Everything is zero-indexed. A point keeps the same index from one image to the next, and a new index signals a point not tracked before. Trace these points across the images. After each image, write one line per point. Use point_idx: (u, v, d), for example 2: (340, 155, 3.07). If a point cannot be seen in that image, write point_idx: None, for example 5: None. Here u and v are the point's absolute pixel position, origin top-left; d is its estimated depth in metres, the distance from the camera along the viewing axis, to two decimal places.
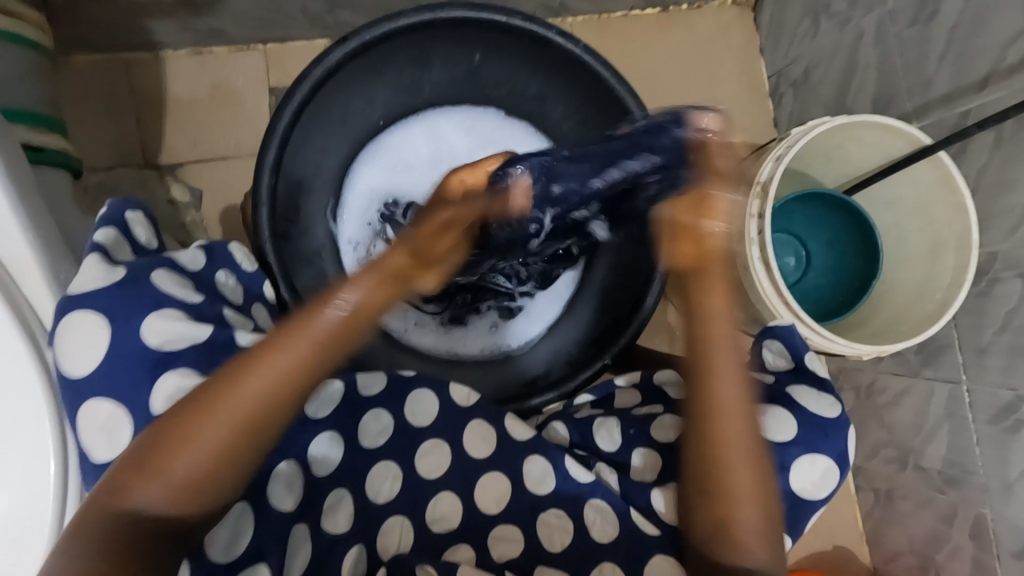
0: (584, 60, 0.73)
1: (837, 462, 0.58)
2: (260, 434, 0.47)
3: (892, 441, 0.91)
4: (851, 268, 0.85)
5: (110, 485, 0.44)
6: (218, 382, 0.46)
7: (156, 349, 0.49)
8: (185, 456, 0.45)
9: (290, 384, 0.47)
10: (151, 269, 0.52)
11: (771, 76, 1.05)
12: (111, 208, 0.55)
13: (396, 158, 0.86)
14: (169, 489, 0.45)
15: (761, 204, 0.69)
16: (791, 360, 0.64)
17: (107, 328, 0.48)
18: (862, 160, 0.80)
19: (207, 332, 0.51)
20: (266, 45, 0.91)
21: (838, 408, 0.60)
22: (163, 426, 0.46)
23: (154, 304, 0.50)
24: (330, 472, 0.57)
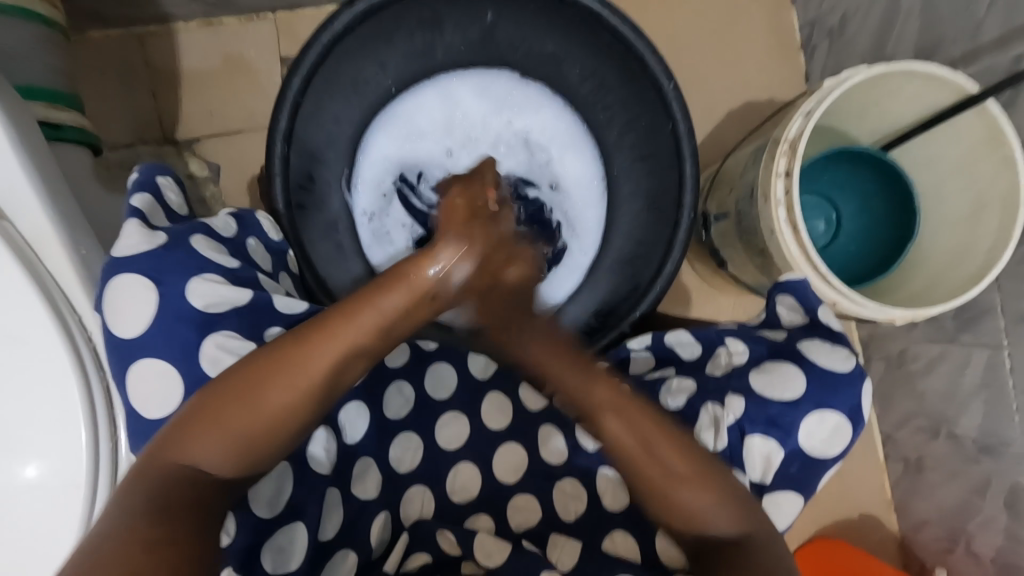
0: (601, 14, 0.69)
1: (848, 417, 0.57)
2: (320, 401, 0.47)
3: (926, 410, 0.88)
4: (885, 230, 0.80)
5: (168, 443, 0.44)
6: (280, 351, 0.46)
7: (201, 311, 0.50)
8: (238, 419, 0.45)
9: (352, 358, 0.48)
10: (191, 232, 0.54)
11: (804, 27, 0.99)
12: (143, 174, 0.56)
13: (410, 126, 0.85)
14: (226, 450, 0.45)
15: (789, 162, 0.65)
16: (806, 315, 0.62)
17: (154, 291, 0.50)
18: (900, 114, 0.75)
19: (248, 296, 0.52)
20: (275, 13, 0.90)
21: (853, 361, 0.58)
22: (219, 387, 0.45)
23: (196, 268, 0.51)
24: (359, 438, 0.57)
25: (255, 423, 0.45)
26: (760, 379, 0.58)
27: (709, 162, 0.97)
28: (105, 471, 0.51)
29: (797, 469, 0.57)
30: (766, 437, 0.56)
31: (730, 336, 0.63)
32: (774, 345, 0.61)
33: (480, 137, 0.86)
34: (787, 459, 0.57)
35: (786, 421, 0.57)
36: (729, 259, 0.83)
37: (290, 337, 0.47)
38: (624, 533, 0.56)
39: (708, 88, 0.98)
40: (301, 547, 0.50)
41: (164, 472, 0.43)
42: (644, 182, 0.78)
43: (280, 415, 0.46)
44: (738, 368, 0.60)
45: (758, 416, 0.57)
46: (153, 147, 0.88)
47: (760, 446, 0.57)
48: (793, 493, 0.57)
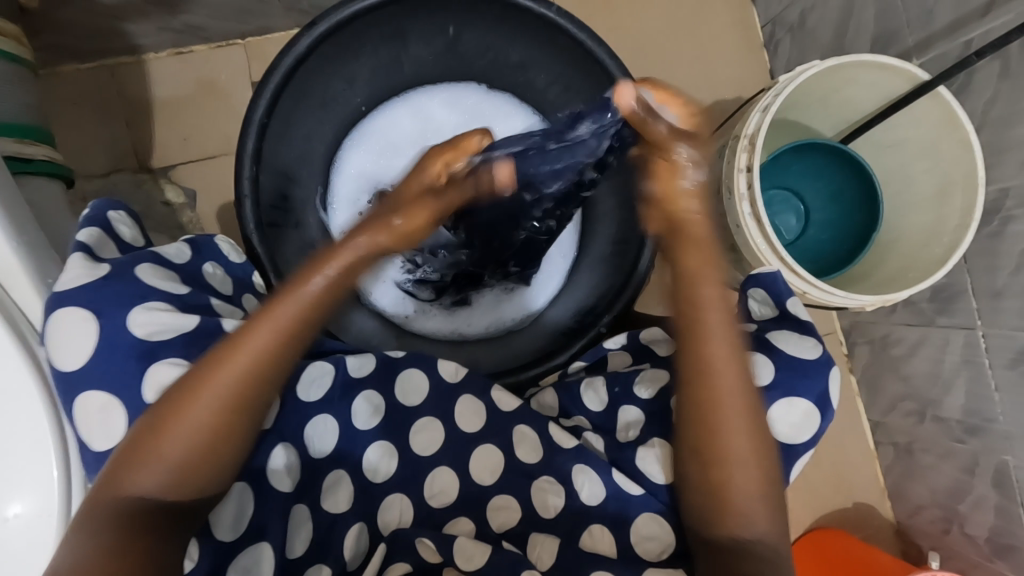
0: (559, 23, 0.71)
1: (816, 403, 0.57)
2: (251, 405, 0.49)
3: (910, 393, 0.89)
4: (852, 217, 0.81)
5: (109, 476, 0.46)
6: (198, 371, 0.48)
7: (142, 341, 0.51)
8: (172, 441, 0.47)
9: (268, 363, 0.49)
10: (137, 263, 0.54)
11: (765, 25, 1.01)
12: (95, 208, 0.56)
13: (382, 141, 0.85)
14: (165, 473, 0.47)
15: (749, 157, 0.66)
16: (776, 307, 0.62)
17: (95, 322, 0.50)
18: (861, 103, 0.76)
19: (194, 321, 0.53)
20: (245, 39, 0.91)
21: (819, 348, 0.58)
22: (151, 418, 0.47)
23: (139, 297, 0.51)
24: (326, 453, 0.59)
25: (187, 442, 0.47)
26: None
27: None
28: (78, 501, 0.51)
29: None
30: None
31: None
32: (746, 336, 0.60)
33: None
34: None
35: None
36: None
37: (207, 355, 0.49)
38: (600, 527, 0.60)
39: (675, 89, 0.99)
40: (268, 565, 0.52)
41: (107, 505, 0.46)
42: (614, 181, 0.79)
43: (207, 430, 0.48)
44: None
45: None
46: (130, 176, 0.88)
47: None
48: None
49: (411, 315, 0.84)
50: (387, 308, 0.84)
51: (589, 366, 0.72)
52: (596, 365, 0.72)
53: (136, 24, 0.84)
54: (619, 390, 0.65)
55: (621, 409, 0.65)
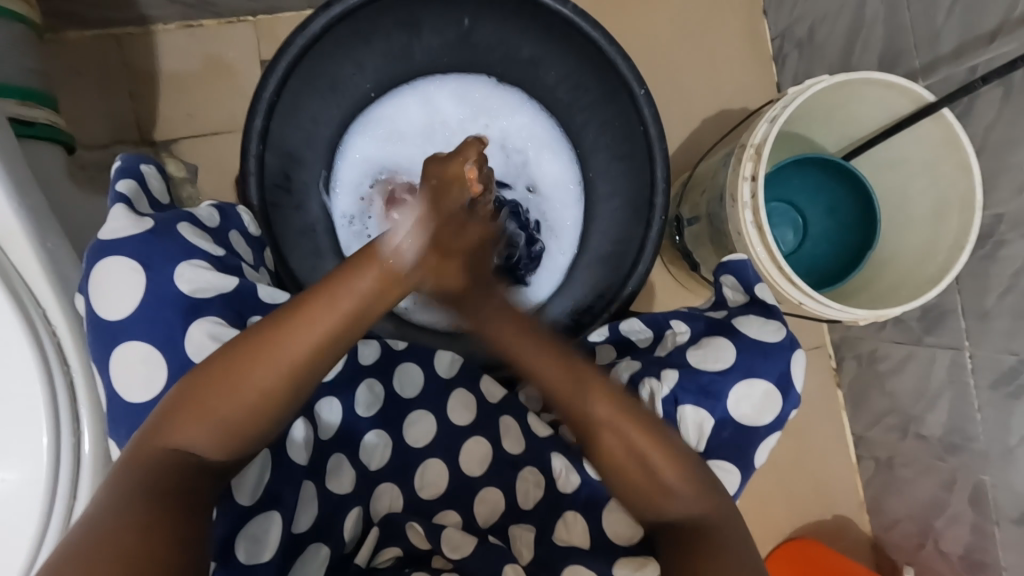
0: (574, 21, 0.71)
1: (777, 384, 0.58)
2: (302, 380, 0.46)
3: (895, 410, 0.91)
4: (847, 233, 0.83)
5: (162, 417, 0.44)
6: (258, 334, 0.46)
7: (188, 296, 0.50)
8: (223, 399, 0.45)
9: (331, 345, 0.47)
10: (177, 220, 0.54)
11: (774, 38, 1.02)
12: (126, 162, 0.56)
13: (389, 129, 0.86)
14: (218, 426, 0.45)
15: (755, 166, 0.67)
16: (746, 293, 0.63)
17: (141, 274, 0.50)
18: (864, 121, 0.77)
19: (234, 283, 0.53)
20: (256, 17, 0.91)
21: (783, 332, 0.59)
22: (207, 370, 0.45)
23: (185, 253, 0.52)
24: (332, 436, 0.58)
25: (239, 401, 0.45)
26: (695, 353, 0.59)
27: (683, 167, 0.99)
28: (67, 469, 0.51)
29: (730, 436, 0.58)
30: (696, 408, 0.58)
31: (675, 319, 0.66)
32: (711, 323, 0.62)
33: (457, 139, 0.87)
34: (718, 426, 0.58)
35: (715, 390, 0.58)
36: (702, 261, 0.84)
37: (266, 322, 0.47)
38: (573, 513, 0.59)
39: (681, 96, 1.00)
40: (274, 539, 0.50)
41: (156, 453, 0.44)
42: (618, 182, 0.80)
43: (260, 401, 0.45)
44: (679, 347, 0.63)
45: (690, 386, 0.58)
46: (132, 148, 0.87)
47: (685, 424, 0.58)
48: (728, 464, 0.57)
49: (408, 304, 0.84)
50: None
51: None
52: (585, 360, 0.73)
53: None
54: None
55: None
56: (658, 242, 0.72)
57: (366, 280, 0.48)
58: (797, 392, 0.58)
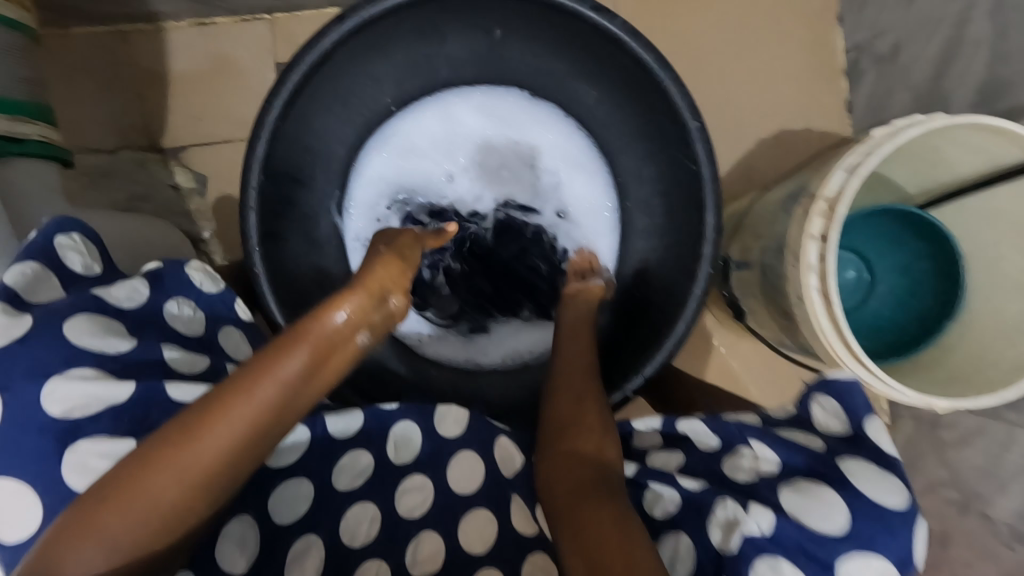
0: (621, 40, 0.61)
1: (896, 564, 0.46)
2: (217, 492, 0.41)
3: (956, 483, 0.81)
4: (921, 292, 0.72)
5: (37, 556, 0.37)
6: (156, 444, 0.39)
7: (60, 420, 0.41)
8: (109, 530, 0.38)
9: (243, 451, 0.41)
10: (69, 313, 0.43)
11: (849, 50, 0.89)
12: (39, 233, 0.46)
13: (410, 144, 0.78)
14: (109, 556, 0.38)
15: (825, 224, 0.57)
16: (848, 425, 0.53)
17: (3, 398, 0.40)
18: (957, 165, 0.66)
19: (128, 389, 0.43)
20: (272, 14, 0.83)
21: (906, 496, 0.48)
22: (92, 498, 0.38)
23: (63, 362, 0.42)
24: (291, 522, 0.52)
25: (134, 527, 0.38)
26: (792, 498, 0.48)
27: (735, 194, 0.89)
28: None
29: None
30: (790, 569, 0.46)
31: (754, 437, 0.53)
32: (812, 458, 0.51)
33: (484, 156, 0.79)
34: None
35: (819, 554, 0.46)
36: (749, 311, 0.75)
37: (163, 433, 0.40)
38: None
39: (737, 115, 0.89)
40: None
41: None
42: (660, 220, 0.71)
43: (158, 526, 0.39)
44: (766, 481, 0.51)
45: (786, 540, 0.47)
46: (137, 154, 0.82)
47: None
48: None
49: (424, 338, 0.79)
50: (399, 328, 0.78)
51: None
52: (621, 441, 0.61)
53: None
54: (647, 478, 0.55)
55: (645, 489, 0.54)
56: (705, 296, 0.63)
57: (294, 361, 0.43)
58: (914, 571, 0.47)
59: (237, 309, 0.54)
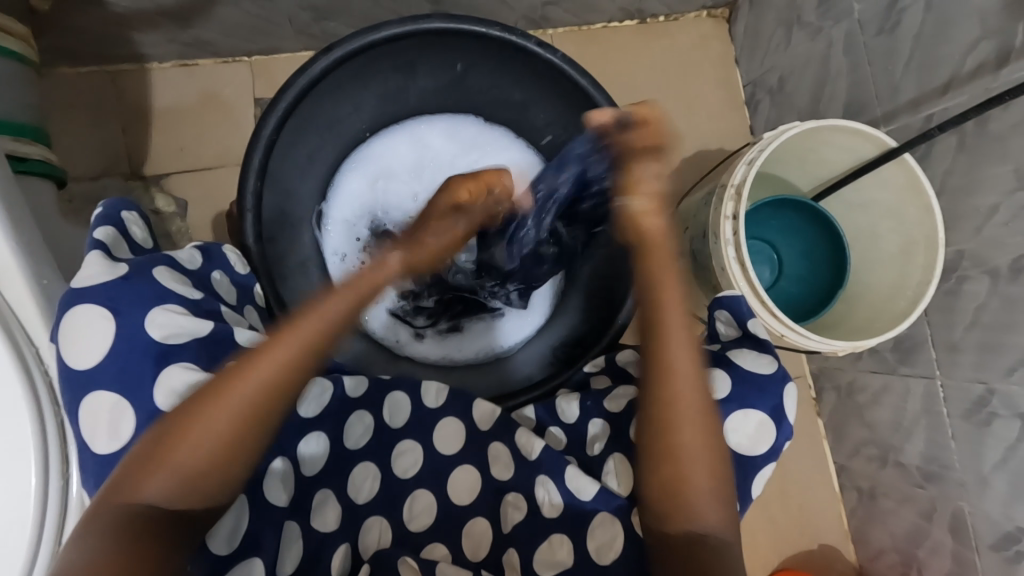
0: (563, 68, 0.75)
1: (771, 415, 0.60)
2: (264, 417, 0.48)
3: (873, 439, 0.93)
4: (820, 273, 0.88)
5: (111, 492, 0.44)
6: (212, 382, 0.48)
7: (158, 342, 0.50)
8: (176, 462, 0.46)
9: (281, 385, 0.49)
10: (154, 265, 0.53)
11: (747, 85, 1.08)
12: (106, 208, 0.56)
13: (380, 167, 0.87)
14: (175, 482, 0.46)
15: (735, 206, 0.72)
16: (739, 328, 0.65)
17: (112, 321, 0.49)
18: (834, 163, 0.82)
19: (208, 326, 0.53)
20: (251, 57, 0.93)
21: (775, 365, 0.61)
22: (157, 435, 0.46)
23: (157, 299, 0.51)
24: (318, 471, 0.57)
25: (195, 454, 0.46)
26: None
27: None
28: (53, 512, 0.49)
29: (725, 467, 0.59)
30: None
31: None
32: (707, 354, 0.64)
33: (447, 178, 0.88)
34: None
35: None
36: None
37: (224, 372, 0.49)
38: (558, 539, 0.59)
39: None
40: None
41: (115, 509, 0.44)
42: None
43: (220, 448, 0.47)
44: None
45: None
46: (120, 181, 0.88)
47: None
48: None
49: (404, 340, 0.85)
50: (378, 332, 0.85)
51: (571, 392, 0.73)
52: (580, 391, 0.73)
53: (144, 34, 0.85)
54: (590, 404, 0.66)
55: (590, 421, 0.65)
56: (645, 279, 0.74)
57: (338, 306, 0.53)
58: (789, 423, 0.60)
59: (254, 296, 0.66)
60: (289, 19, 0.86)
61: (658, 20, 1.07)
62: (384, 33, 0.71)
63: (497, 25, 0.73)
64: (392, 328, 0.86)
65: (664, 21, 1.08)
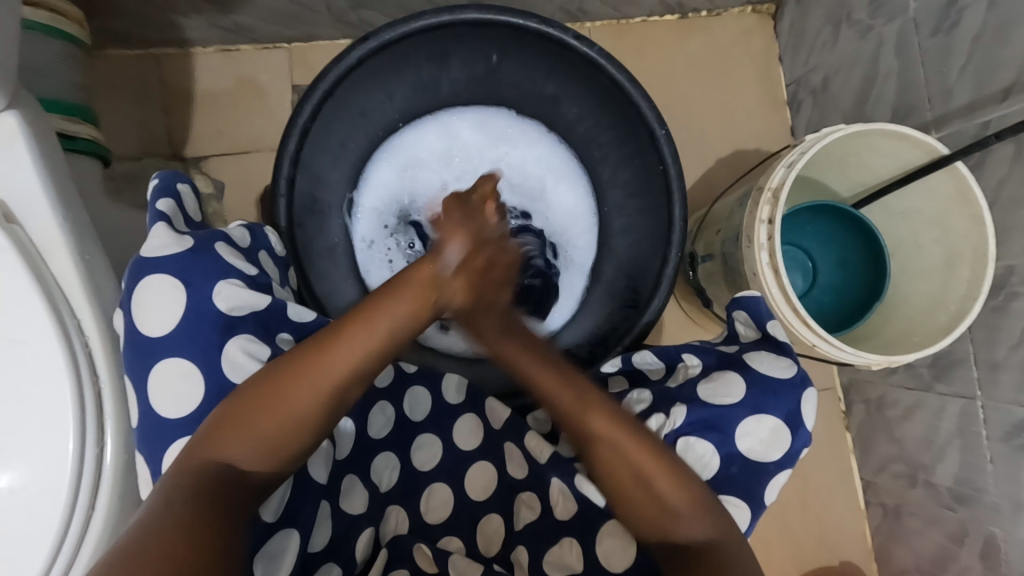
0: (599, 62, 0.73)
1: (786, 420, 0.58)
2: (343, 393, 0.49)
3: (903, 456, 0.89)
4: (855, 284, 0.85)
5: (192, 451, 0.45)
6: (300, 356, 0.48)
7: (224, 314, 0.51)
8: (258, 428, 0.46)
9: (365, 368, 0.50)
10: (214, 239, 0.55)
11: (789, 84, 1.05)
12: (163, 181, 0.57)
13: (409, 157, 0.88)
14: (257, 449, 0.46)
15: (771, 210, 0.70)
16: (758, 330, 0.64)
17: (182, 292, 0.51)
18: (879, 169, 0.79)
19: (267, 301, 0.54)
20: (291, 43, 0.94)
21: (794, 369, 0.60)
22: (239, 400, 0.47)
23: (222, 272, 0.53)
24: (347, 455, 0.58)
25: (275, 426, 0.47)
26: (706, 387, 0.60)
27: (699, 205, 1.01)
28: (88, 476, 0.52)
29: (738, 472, 0.58)
30: (703, 437, 0.58)
31: (686, 351, 0.67)
32: (723, 356, 0.64)
33: (476, 170, 0.89)
34: (726, 461, 0.58)
35: (725, 425, 0.58)
36: (714, 298, 0.87)
37: (310, 342, 0.49)
38: (570, 540, 0.58)
39: (698, 137, 1.03)
40: (293, 556, 0.50)
41: (194, 468, 0.44)
42: (636, 220, 0.81)
43: (298, 418, 0.47)
44: (690, 380, 0.63)
45: (696, 419, 0.58)
46: (161, 161, 0.90)
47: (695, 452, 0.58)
48: (739, 501, 0.57)
49: (430, 331, 0.83)
50: None
51: None
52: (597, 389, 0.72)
53: (188, 18, 0.87)
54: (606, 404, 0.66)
55: None
56: (674, 280, 0.72)
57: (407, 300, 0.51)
58: (807, 429, 0.58)
59: (289, 276, 0.69)
60: (328, 7, 0.87)
61: (700, 15, 1.05)
62: (421, 23, 0.71)
63: (534, 17, 0.73)
64: None
65: (706, 16, 1.05)
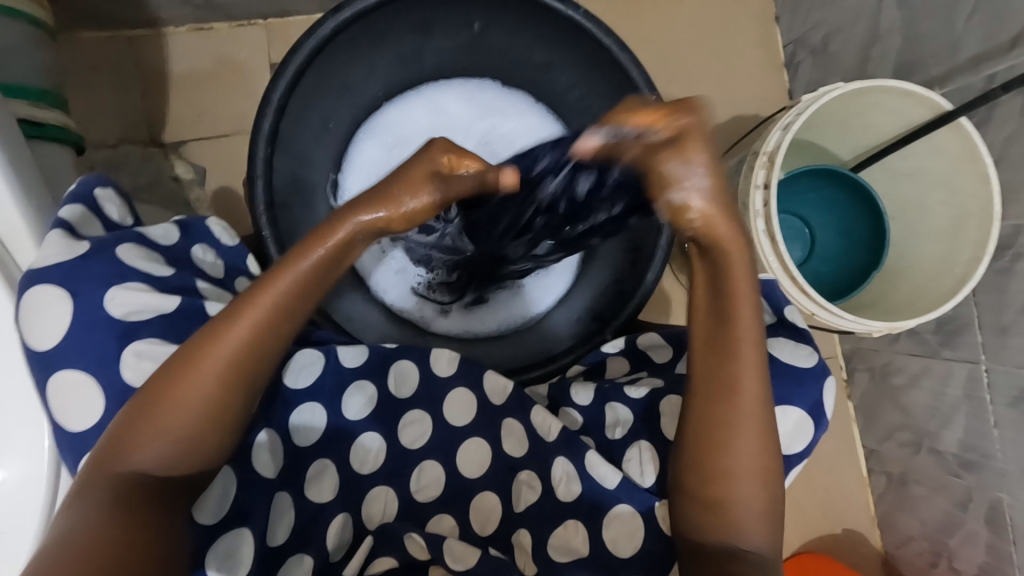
0: (584, 26, 0.70)
1: (810, 412, 0.56)
2: (250, 371, 0.47)
3: (908, 424, 0.88)
4: (853, 252, 0.83)
5: (101, 457, 0.44)
6: (199, 340, 0.46)
7: (119, 320, 0.50)
8: (170, 418, 0.45)
9: (269, 334, 0.47)
10: (118, 242, 0.52)
11: (787, 45, 1.01)
12: (80, 186, 0.55)
13: (395, 135, 0.84)
14: (165, 445, 0.45)
15: (767, 174, 0.68)
16: (773, 313, 0.62)
17: (71, 302, 0.49)
18: (882, 128, 0.76)
19: (174, 303, 0.52)
20: (267, 20, 0.91)
21: (815, 358, 0.58)
22: (148, 397, 0.45)
23: (119, 277, 0.50)
24: (312, 443, 0.57)
25: (182, 417, 0.45)
26: None
27: None
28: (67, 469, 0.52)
29: None
30: None
31: None
32: None
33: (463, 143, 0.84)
34: None
35: None
36: None
37: (207, 327, 0.47)
38: (573, 525, 0.58)
39: None
40: (248, 554, 0.49)
41: (105, 479, 0.43)
42: None
43: (209, 401, 0.46)
44: None
45: None
46: (141, 148, 0.88)
47: None
48: None
49: (430, 317, 0.81)
50: (399, 306, 0.81)
51: (586, 369, 0.71)
52: (594, 369, 0.71)
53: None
54: (608, 388, 0.63)
55: (607, 406, 0.63)
56: (667, 252, 0.70)
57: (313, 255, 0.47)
58: (827, 419, 0.57)
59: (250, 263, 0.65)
60: None
61: None
62: None
63: None
64: (418, 307, 0.82)
65: None
